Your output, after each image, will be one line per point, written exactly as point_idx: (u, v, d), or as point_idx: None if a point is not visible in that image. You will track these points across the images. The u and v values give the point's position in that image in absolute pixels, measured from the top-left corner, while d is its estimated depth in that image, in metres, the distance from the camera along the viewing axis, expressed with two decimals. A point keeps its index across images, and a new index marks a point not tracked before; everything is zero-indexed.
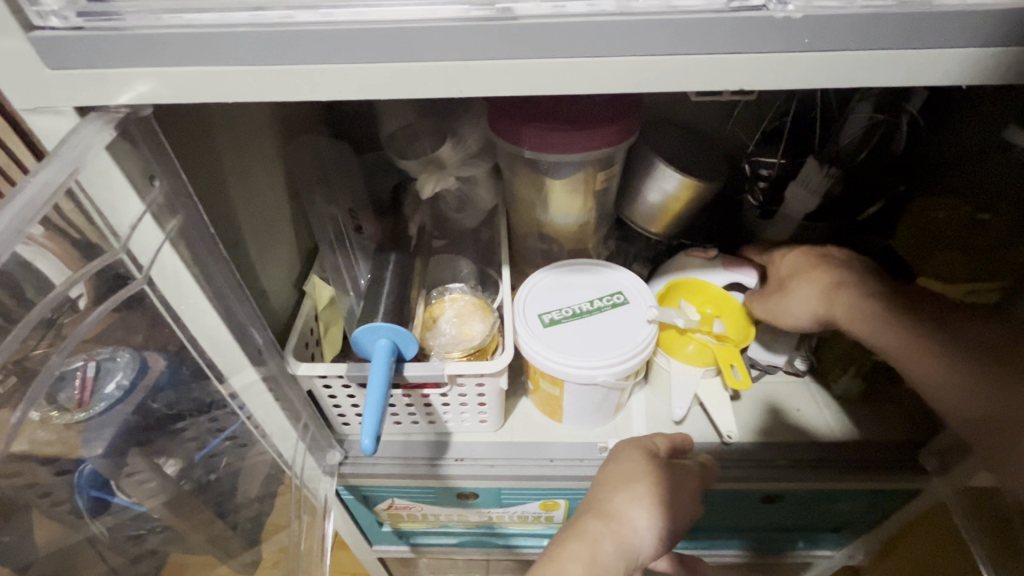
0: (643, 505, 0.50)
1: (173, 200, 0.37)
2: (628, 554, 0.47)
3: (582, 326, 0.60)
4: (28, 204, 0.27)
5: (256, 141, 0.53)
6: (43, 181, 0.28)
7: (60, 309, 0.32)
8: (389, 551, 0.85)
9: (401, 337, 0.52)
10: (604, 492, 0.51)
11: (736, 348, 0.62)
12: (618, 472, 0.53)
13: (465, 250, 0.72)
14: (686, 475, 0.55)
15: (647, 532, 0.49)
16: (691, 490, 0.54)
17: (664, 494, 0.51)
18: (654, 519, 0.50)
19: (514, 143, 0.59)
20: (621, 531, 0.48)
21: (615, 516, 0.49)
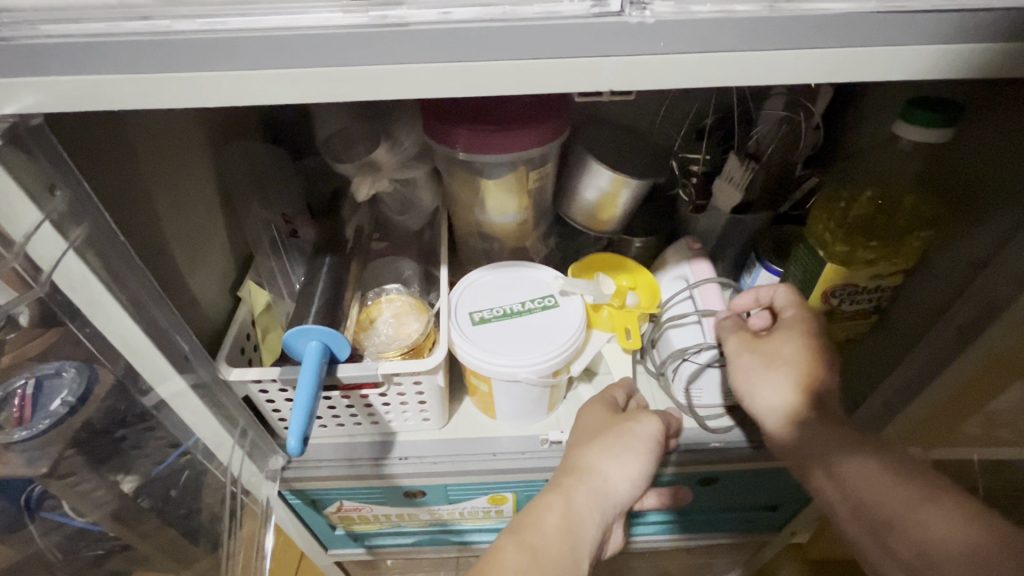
0: (610, 455, 0.52)
1: (78, 209, 0.37)
2: (602, 502, 0.50)
3: (510, 325, 0.61)
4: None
5: (181, 149, 0.53)
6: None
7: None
8: (346, 555, 0.85)
9: (332, 338, 0.53)
10: (575, 453, 0.53)
11: (636, 316, 0.66)
12: (586, 432, 0.56)
13: (407, 251, 0.73)
14: (643, 419, 0.55)
15: (619, 480, 0.51)
16: (654, 433, 0.54)
17: (623, 441, 0.53)
18: (623, 468, 0.51)
19: (445, 144, 0.60)
20: (593, 481, 0.50)
21: (587, 472, 0.51)
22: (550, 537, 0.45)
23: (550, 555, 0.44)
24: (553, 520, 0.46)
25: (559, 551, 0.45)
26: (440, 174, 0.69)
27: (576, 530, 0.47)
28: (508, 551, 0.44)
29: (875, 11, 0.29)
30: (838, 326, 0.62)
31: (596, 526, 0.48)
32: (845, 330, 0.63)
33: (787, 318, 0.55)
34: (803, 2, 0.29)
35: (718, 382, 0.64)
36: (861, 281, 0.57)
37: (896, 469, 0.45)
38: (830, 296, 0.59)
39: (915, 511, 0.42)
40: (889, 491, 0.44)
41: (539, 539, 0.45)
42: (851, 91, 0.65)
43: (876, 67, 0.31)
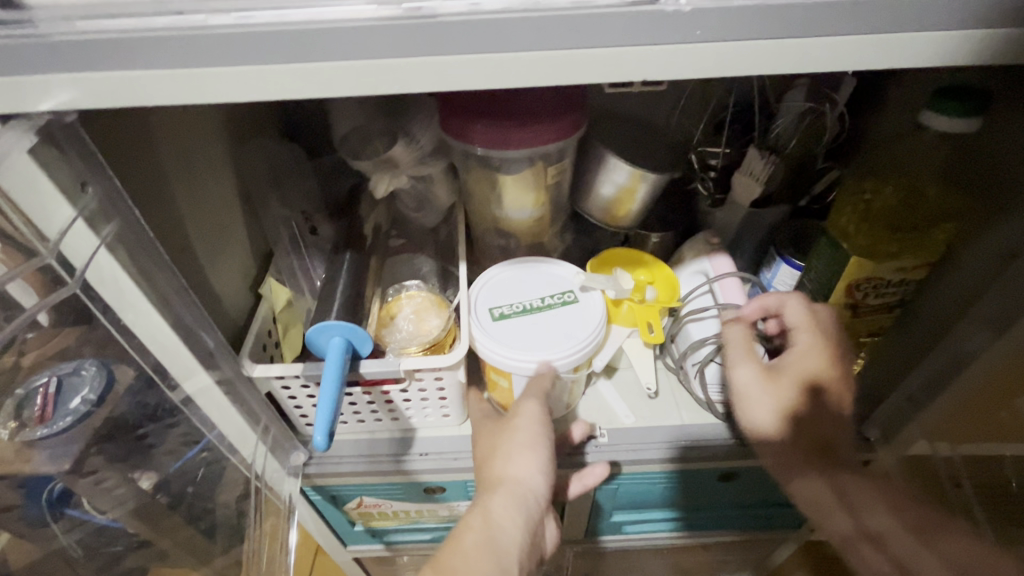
0: (514, 459, 0.55)
1: (108, 205, 0.37)
2: (523, 502, 0.53)
3: (531, 321, 0.61)
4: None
5: (203, 147, 0.53)
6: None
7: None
8: (364, 551, 0.86)
9: (355, 335, 0.53)
10: (489, 465, 0.57)
11: (658, 310, 0.65)
12: (486, 447, 0.59)
13: (424, 248, 0.73)
14: (523, 406, 0.57)
15: (531, 477, 0.55)
16: (538, 416, 0.57)
17: (515, 440, 0.56)
18: (527, 466, 0.55)
19: (463, 140, 0.60)
20: (505, 488, 0.54)
21: (499, 482, 0.54)
22: (468, 554, 0.48)
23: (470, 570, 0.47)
24: (470, 539, 0.50)
25: (478, 564, 0.48)
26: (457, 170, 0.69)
27: (495, 539, 0.50)
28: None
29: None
30: (863, 320, 0.61)
31: (514, 530, 0.51)
32: (870, 324, 0.62)
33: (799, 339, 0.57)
34: None
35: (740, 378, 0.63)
36: (884, 275, 0.56)
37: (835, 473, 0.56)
38: (854, 290, 0.58)
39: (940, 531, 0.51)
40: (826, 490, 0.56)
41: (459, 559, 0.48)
42: (875, 80, 0.64)
43: (912, 53, 0.31)
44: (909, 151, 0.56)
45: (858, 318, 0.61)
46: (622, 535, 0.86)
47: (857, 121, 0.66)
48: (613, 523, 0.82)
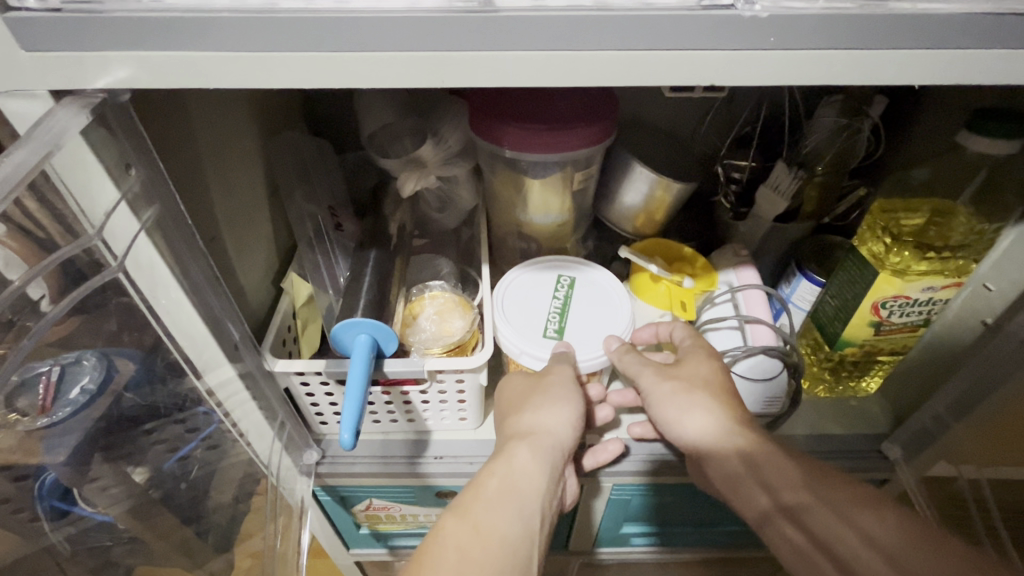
0: (539, 409, 0.54)
1: (149, 189, 0.36)
2: (551, 451, 0.52)
3: (576, 320, 0.62)
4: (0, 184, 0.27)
5: (235, 135, 0.53)
6: (17, 163, 0.28)
7: (20, 310, 0.31)
8: (365, 555, 0.84)
9: (382, 333, 0.52)
10: (515, 417, 0.56)
11: (693, 293, 0.68)
12: (513, 399, 0.58)
13: (445, 249, 0.72)
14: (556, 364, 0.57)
15: (558, 428, 0.53)
16: (569, 376, 0.56)
17: (546, 393, 0.55)
18: (556, 417, 0.54)
19: (493, 142, 0.60)
20: (532, 437, 0.52)
21: (528, 430, 0.53)
22: (492, 502, 0.46)
23: (493, 516, 0.45)
24: (493, 484, 0.48)
25: (502, 512, 0.45)
26: (482, 172, 0.70)
27: (520, 485, 0.48)
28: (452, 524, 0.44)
29: (984, 14, 0.29)
30: (884, 339, 0.61)
31: (539, 477, 0.49)
32: (892, 343, 0.62)
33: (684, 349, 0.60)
34: (912, 2, 0.29)
35: (756, 389, 0.63)
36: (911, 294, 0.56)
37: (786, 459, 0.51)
38: (880, 308, 0.58)
39: (845, 509, 0.47)
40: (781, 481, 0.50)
41: (480, 509, 0.45)
42: (903, 104, 0.65)
43: (978, 68, 0.31)
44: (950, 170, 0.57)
45: (881, 337, 0.61)
46: (629, 547, 0.85)
47: (887, 141, 0.67)
48: (621, 534, 0.81)
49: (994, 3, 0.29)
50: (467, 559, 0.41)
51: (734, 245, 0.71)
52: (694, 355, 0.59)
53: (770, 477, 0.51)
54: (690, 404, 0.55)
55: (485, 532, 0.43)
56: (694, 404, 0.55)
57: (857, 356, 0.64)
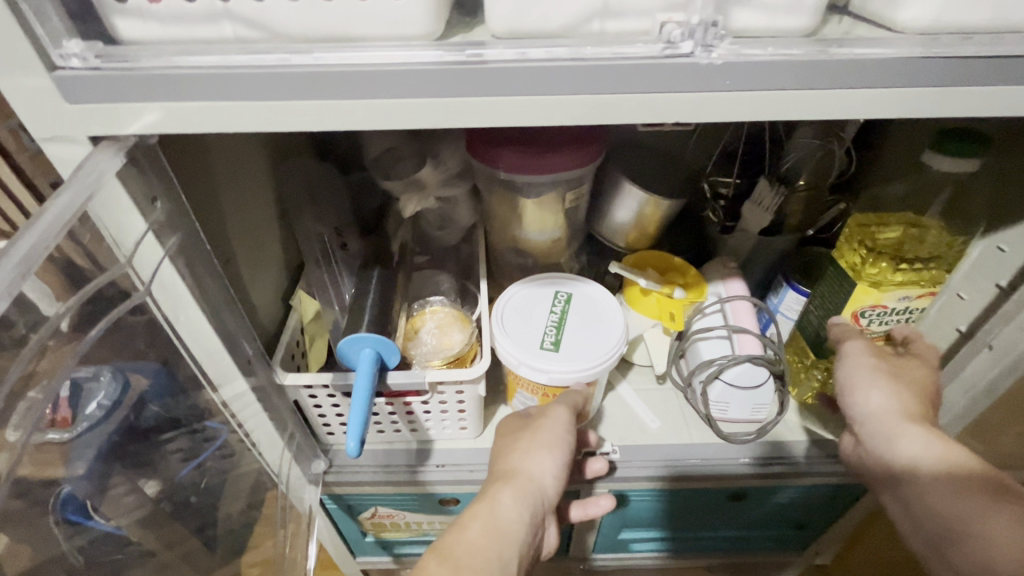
0: (529, 454, 0.55)
1: (173, 219, 0.40)
2: (533, 499, 0.52)
3: (571, 332, 0.65)
4: (49, 225, 0.30)
5: (248, 164, 0.57)
6: (64, 203, 0.32)
7: (52, 344, 0.34)
8: (371, 563, 0.86)
9: (385, 346, 0.55)
10: (503, 459, 0.57)
11: (682, 304, 0.71)
12: (505, 443, 0.59)
13: (445, 265, 0.75)
14: (552, 412, 0.59)
15: (544, 475, 0.54)
16: (565, 421, 0.58)
17: (538, 438, 0.57)
18: (544, 464, 0.55)
19: (489, 165, 0.64)
20: (519, 481, 0.53)
21: (515, 473, 0.54)
22: (473, 545, 0.47)
23: (472, 559, 0.46)
24: (476, 527, 0.48)
25: (482, 557, 0.46)
26: (479, 192, 0.73)
27: (501, 530, 0.49)
28: (432, 566, 0.45)
29: (915, 58, 0.32)
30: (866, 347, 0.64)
31: (520, 524, 0.50)
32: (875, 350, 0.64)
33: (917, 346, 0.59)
34: (851, 48, 0.32)
35: (746, 397, 0.68)
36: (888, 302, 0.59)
37: (953, 485, 0.45)
38: (860, 317, 0.60)
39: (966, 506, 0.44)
40: (947, 504, 0.45)
41: (461, 551, 0.46)
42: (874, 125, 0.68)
43: (920, 103, 0.34)
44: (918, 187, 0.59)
45: None
46: (629, 553, 0.87)
47: (862, 157, 0.70)
48: (620, 541, 0.83)
49: (924, 49, 0.32)
50: None
51: (721, 258, 0.75)
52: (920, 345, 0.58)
53: (947, 483, 0.46)
54: (885, 393, 0.54)
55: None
56: (896, 390, 0.54)
57: None
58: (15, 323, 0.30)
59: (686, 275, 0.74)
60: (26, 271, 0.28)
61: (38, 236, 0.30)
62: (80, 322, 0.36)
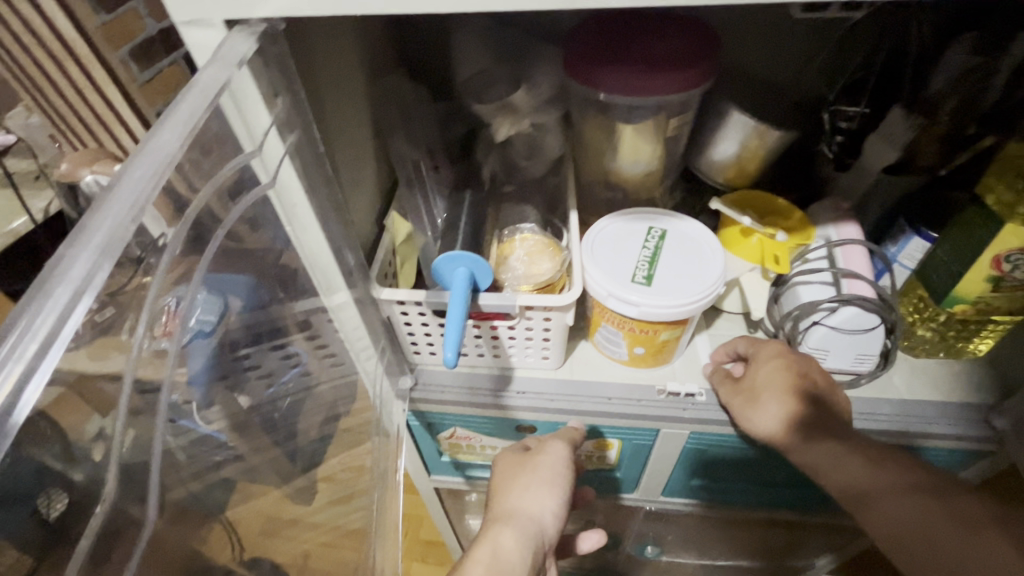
0: (528, 496, 0.62)
1: (292, 116, 0.41)
2: (533, 537, 0.59)
3: (665, 267, 0.62)
4: (202, 92, 0.33)
5: (349, 76, 0.57)
6: (212, 73, 0.33)
7: (195, 221, 0.36)
8: (444, 481, 0.91)
9: (479, 267, 0.55)
10: (505, 499, 0.63)
11: (788, 248, 0.66)
12: (508, 476, 0.65)
13: (532, 197, 0.73)
14: (551, 448, 0.65)
15: (541, 515, 0.61)
16: (563, 459, 0.64)
17: (537, 476, 0.63)
18: (543, 503, 0.62)
19: (589, 87, 0.61)
20: (518, 522, 0.60)
21: (514, 514, 0.61)
22: None
23: None
24: (480, 568, 0.54)
25: None
26: (572, 119, 0.70)
27: (504, 568, 0.55)
28: None
29: None
30: (1004, 295, 0.58)
31: (521, 561, 0.56)
32: (1012, 301, 0.59)
33: (756, 377, 0.63)
34: None
35: (850, 344, 0.63)
36: None
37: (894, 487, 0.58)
38: (1002, 262, 0.55)
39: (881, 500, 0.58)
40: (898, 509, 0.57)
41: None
42: None
43: None
44: None
45: (1000, 293, 0.58)
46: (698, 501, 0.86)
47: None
48: (691, 487, 0.82)
49: None
50: None
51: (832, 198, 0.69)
52: (766, 364, 0.63)
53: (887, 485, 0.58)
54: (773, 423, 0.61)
55: None
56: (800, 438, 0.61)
57: (968, 314, 0.61)
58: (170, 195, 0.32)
59: (791, 219, 0.69)
60: (194, 124, 0.32)
61: (193, 103, 0.32)
62: (219, 204, 0.38)
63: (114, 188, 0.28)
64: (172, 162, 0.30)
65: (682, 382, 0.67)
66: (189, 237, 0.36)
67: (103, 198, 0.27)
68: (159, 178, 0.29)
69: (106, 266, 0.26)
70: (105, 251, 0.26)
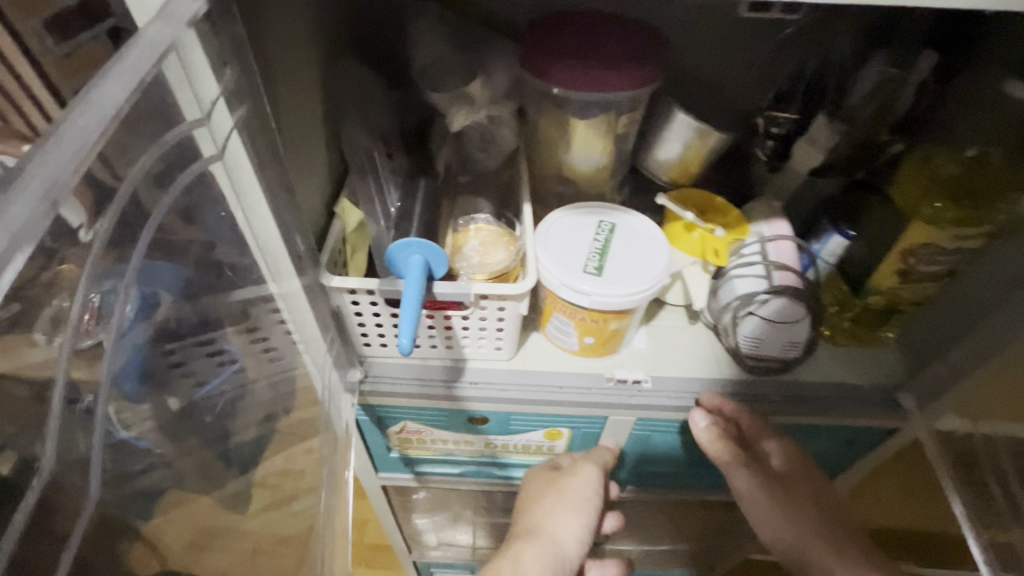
0: (552, 517, 0.71)
1: (242, 89, 0.40)
2: (552, 558, 0.67)
3: (615, 259, 0.65)
4: (148, 47, 0.32)
5: (303, 54, 0.56)
6: (156, 31, 0.32)
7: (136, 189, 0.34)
8: (393, 479, 0.89)
9: (434, 255, 0.55)
10: (531, 516, 0.72)
11: (726, 243, 0.71)
12: (537, 493, 0.74)
13: (487, 189, 0.74)
14: (582, 472, 0.72)
15: (564, 537, 0.70)
16: (590, 483, 0.71)
17: (565, 499, 0.71)
18: (565, 525, 0.70)
19: (542, 79, 0.63)
20: (539, 543, 0.68)
21: (538, 534, 0.69)
22: None
23: None
24: None
25: None
26: (527, 113, 0.72)
27: None
28: None
29: None
30: (911, 287, 0.65)
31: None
32: (916, 293, 0.66)
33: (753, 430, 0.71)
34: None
35: (781, 333, 0.67)
36: (943, 243, 0.59)
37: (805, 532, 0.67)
38: (909, 256, 0.62)
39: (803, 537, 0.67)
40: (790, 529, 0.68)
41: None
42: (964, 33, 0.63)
43: None
44: (1003, 113, 0.59)
45: (908, 285, 0.65)
46: (642, 487, 0.89)
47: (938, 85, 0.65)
48: (636, 473, 0.85)
49: None
50: None
51: (763, 198, 0.74)
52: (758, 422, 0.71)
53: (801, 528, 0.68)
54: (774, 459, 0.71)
55: None
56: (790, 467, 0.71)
57: (882, 303, 0.68)
58: (114, 154, 0.31)
59: (727, 216, 0.74)
60: (140, 79, 0.31)
61: (140, 58, 0.31)
62: (162, 175, 0.37)
63: (54, 135, 0.26)
64: (116, 115, 0.29)
65: (628, 370, 0.70)
66: (128, 204, 0.34)
67: (42, 146, 0.26)
68: (101, 131, 0.28)
69: (46, 213, 0.25)
70: (46, 199, 0.25)
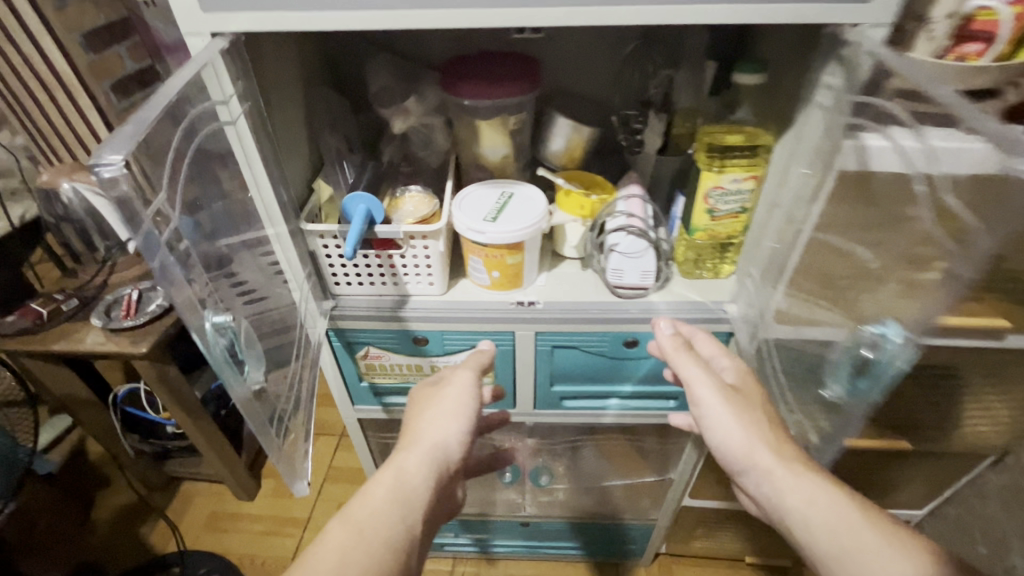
0: (431, 425, 0.80)
1: (247, 93, 0.70)
2: (431, 457, 0.77)
3: (508, 213, 0.91)
4: (201, 57, 0.63)
5: (290, 83, 0.87)
6: (205, 53, 0.63)
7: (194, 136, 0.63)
8: (366, 410, 1.13)
9: (373, 205, 0.83)
10: (413, 428, 0.81)
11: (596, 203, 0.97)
12: (418, 408, 0.84)
13: (425, 176, 1.03)
14: (459, 385, 0.84)
15: (444, 442, 0.79)
16: (465, 393, 0.83)
17: (443, 409, 0.82)
18: (444, 431, 0.79)
19: (451, 94, 0.92)
20: (420, 449, 0.77)
21: (419, 440, 0.78)
22: (379, 506, 0.70)
23: (375, 520, 0.69)
24: (384, 490, 0.72)
25: (386, 513, 0.70)
26: (450, 121, 1.02)
27: (406, 490, 0.72)
28: (344, 521, 0.69)
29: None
30: (720, 223, 0.88)
31: (419, 478, 0.74)
32: (727, 228, 0.89)
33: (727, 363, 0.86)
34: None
35: (635, 263, 0.92)
36: (725, 185, 0.84)
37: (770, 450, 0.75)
38: (709, 198, 0.85)
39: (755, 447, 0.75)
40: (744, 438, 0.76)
41: (365, 516, 0.69)
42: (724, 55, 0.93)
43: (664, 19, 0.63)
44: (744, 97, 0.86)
45: (717, 222, 0.88)
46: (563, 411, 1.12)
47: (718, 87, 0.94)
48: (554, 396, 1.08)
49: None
50: (352, 545, 0.66)
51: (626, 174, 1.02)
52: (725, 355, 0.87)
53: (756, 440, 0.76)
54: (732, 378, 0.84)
55: (368, 529, 0.68)
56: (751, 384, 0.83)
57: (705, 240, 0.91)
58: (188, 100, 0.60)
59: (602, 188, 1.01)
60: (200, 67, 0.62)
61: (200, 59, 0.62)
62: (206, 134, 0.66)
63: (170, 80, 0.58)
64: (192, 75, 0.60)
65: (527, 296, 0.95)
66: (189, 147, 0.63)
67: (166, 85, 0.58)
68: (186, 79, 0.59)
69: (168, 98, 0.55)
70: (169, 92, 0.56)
